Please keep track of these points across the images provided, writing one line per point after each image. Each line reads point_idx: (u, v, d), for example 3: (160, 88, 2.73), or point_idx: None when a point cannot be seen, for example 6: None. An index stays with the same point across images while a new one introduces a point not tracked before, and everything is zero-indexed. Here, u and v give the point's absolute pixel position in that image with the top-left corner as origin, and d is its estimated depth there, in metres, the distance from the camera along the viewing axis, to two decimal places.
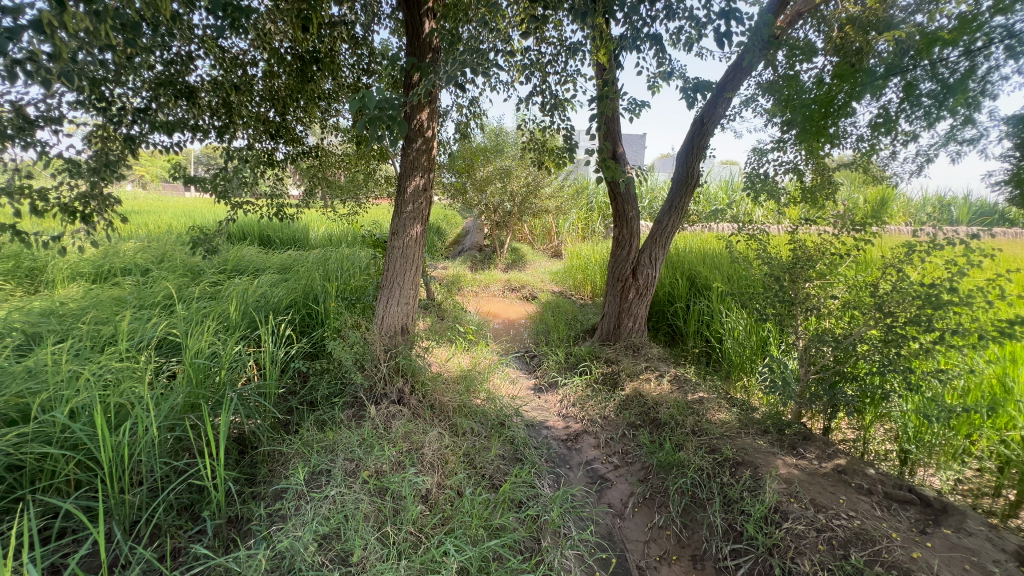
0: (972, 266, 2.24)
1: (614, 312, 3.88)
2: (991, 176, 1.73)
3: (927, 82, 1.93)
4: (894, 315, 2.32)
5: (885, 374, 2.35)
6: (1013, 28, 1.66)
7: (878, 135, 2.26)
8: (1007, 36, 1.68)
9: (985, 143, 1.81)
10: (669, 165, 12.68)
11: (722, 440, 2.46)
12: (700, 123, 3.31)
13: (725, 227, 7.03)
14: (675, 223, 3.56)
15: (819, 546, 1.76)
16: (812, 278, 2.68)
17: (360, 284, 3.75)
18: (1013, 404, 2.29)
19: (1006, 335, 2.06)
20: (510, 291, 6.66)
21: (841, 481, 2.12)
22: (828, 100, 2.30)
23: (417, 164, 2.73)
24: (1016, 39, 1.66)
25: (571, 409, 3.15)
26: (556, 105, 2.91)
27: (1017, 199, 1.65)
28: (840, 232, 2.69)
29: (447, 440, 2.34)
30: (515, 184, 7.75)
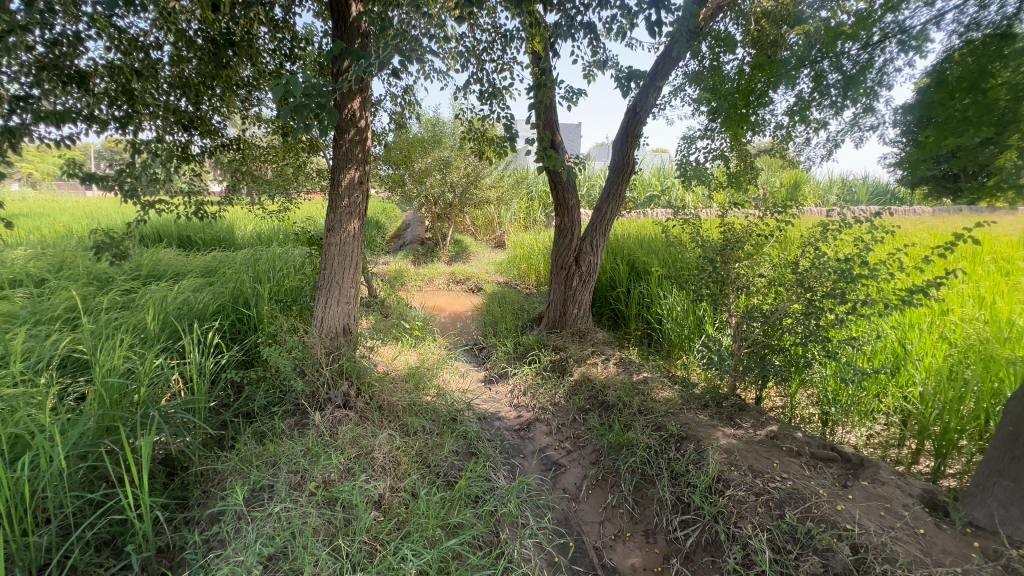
0: (875, 242, 2.49)
1: (559, 300, 3.93)
2: (886, 160, 1.91)
3: (833, 73, 2.10)
4: (814, 290, 2.52)
5: (806, 344, 2.56)
6: (904, 23, 1.81)
7: (794, 122, 2.41)
8: (898, 32, 1.83)
9: (883, 129, 2.00)
10: (605, 154, 12.97)
11: (666, 417, 2.57)
12: (633, 112, 3.40)
13: (660, 211, 7.34)
14: (614, 210, 3.65)
15: (758, 509, 1.88)
16: (741, 258, 2.84)
17: (295, 285, 3.55)
18: (912, 363, 2.56)
19: (906, 302, 2.31)
20: (455, 283, 6.58)
21: (774, 446, 2.29)
22: (748, 90, 2.45)
23: (350, 156, 2.59)
24: (906, 35, 1.82)
25: (522, 399, 3.17)
26: (495, 94, 2.86)
27: (908, 180, 1.83)
28: (764, 215, 2.88)
29: (398, 442, 2.27)
30: (455, 176, 7.64)
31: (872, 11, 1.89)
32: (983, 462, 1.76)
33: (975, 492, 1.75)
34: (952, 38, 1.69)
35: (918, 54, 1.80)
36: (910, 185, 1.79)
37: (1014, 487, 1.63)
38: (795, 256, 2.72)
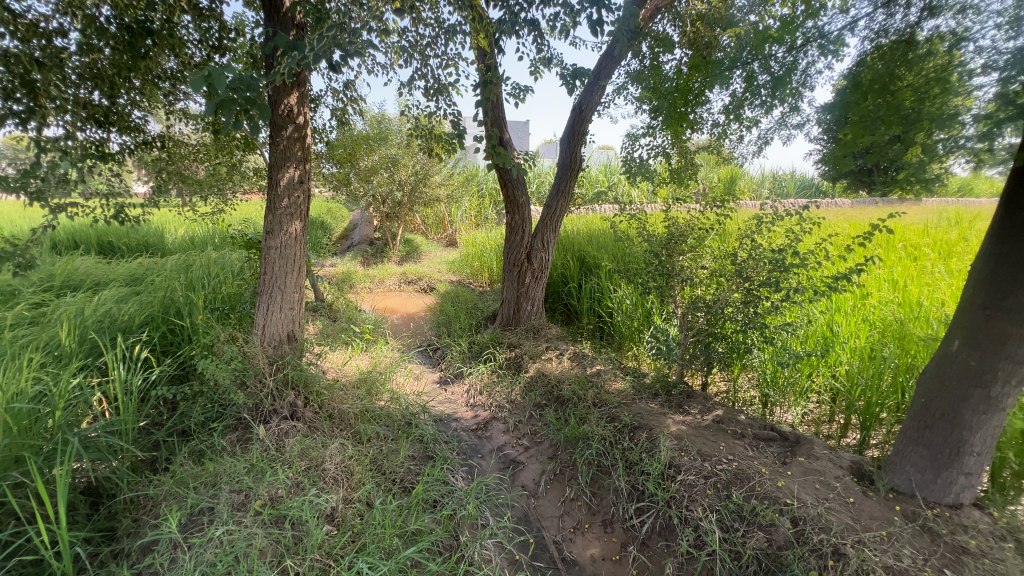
0: (804, 233, 2.66)
1: (512, 297, 3.94)
2: (811, 156, 2.04)
3: (763, 74, 2.22)
4: (752, 280, 2.66)
5: (746, 330, 2.71)
6: (823, 29, 1.95)
7: (729, 120, 2.53)
8: (818, 36, 1.97)
9: (808, 127, 2.13)
10: (553, 151, 13.15)
11: (619, 408, 2.63)
12: (579, 110, 3.45)
13: (607, 207, 7.54)
14: (563, 207, 3.70)
15: (707, 491, 1.97)
16: (685, 251, 2.96)
17: (233, 292, 3.34)
18: (839, 344, 2.76)
19: (832, 288, 2.49)
20: (407, 284, 6.45)
21: (720, 430, 2.40)
22: (686, 89, 2.55)
23: (289, 154, 2.46)
24: (825, 39, 1.95)
25: (478, 398, 3.15)
26: (440, 90, 2.81)
27: (831, 175, 1.97)
28: (704, 209, 3.02)
29: (350, 451, 2.19)
30: (403, 174, 7.48)
31: (796, 16, 2.01)
32: (901, 432, 1.92)
33: (896, 460, 1.91)
34: (864, 43, 1.84)
35: (837, 57, 1.94)
36: (832, 179, 1.93)
37: (929, 454, 1.79)
38: (733, 248, 2.87)
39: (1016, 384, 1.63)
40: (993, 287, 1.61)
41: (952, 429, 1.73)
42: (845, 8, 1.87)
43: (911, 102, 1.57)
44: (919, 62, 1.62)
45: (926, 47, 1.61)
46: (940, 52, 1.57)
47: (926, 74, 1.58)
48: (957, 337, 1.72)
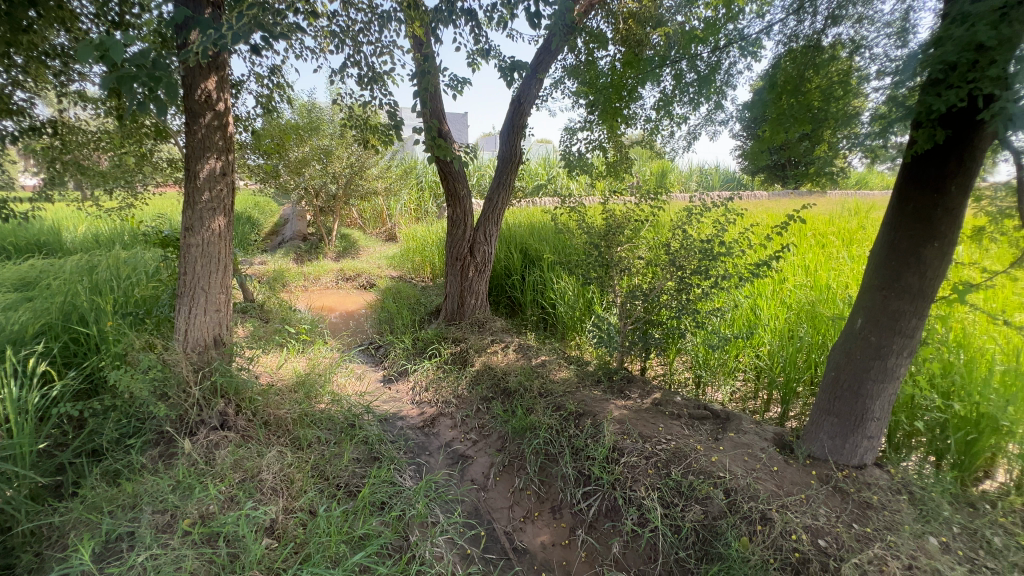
0: (729, 224, 2.85)
1: (456, 291, 3.90)
2: (734, 151, 2.18)
3: (690, 73, 2.34)
4: (684, 268, 2.81)
5: (680, 317, 2.86)
6: (742, 31, 2.09)
7: (660, 116, 2.64)
8: (738, 38, 2.11)
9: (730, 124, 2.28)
10: (492, 144, 13.10)
11: (565, 397, 2.69)
12: (517, 102, 3.45)
13: (547, 199, 7.65)
14: (505, 200, 3.71)
15: (649, 471, 2.06)
16: (622, 242, 3.07)
17: (148, 295, 3.05)
18: (762, 326, 2.99)
19: (755, 275, 2.69)
20: (344, 281, 6.20)
21: (658, 412, 2.52)
22: (620, 85, 2.62)
23: (208, 143, 2.27)
24: (745, 41, 2.10)
25: (424, 395, 3.11)
26: (375, 79, 2.70)
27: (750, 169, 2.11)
28: (639, 202, 3.15)
29: (289, 458, 2.09)
30: (337, 165, 7.16)
31: (718, 18, 2.14)
32: (815, 404, 2.12)
33: (811, 430, 2.11)
34: (778, 46, 1.98)
35: (755, 57, 2.08)
36: (751, 173, 2.07)
37: (838, 422, 1.99)
38: (667, 238, 3.01)
39: (907, 354, 1.85)
40: (888, 270, 1.81)
41: (857, 398, 1.94)
42: (761, 13, 2.01)
43: (819, 102, 1.71)
44: (825, 64, 1.77)
45: (830, 52, 1.77)
46: (842, 58, 1.73)
47: (831, 77, 1.72)
48: (860, 316, 1.92)
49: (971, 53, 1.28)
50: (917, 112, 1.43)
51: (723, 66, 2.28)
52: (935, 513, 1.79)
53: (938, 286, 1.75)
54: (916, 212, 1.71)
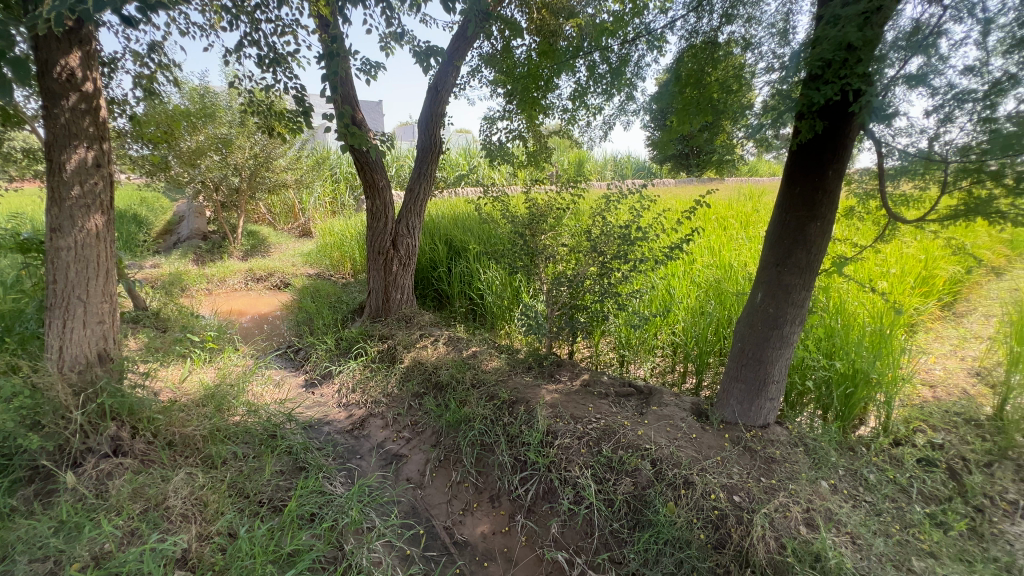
0: (644, 211, 3.01)
1: (380, 287, 3.74)
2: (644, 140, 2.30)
3: (602, 66, 2.43)
4: (605, 254, 2.93)
5: (603, 300, 2.98)
6: (648, 26, 2.28)
7: (576, 107, 2.71)
8: (645, 32, 2.29)
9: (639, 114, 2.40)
10: (410, 133, 12.75)
11: (497, 386, 2.70)
12: (434, 90, 3.36)
13: (470, 190, 7.61)
14: (426, 190, 3.62)
15: (582, 450, 2.14)
16: (546, 230, 3.12)
17: (8, 310, 2.60)
18: (677, 305, 3.20)
19: (668, 257, 2.87)
20: (255, 282, 5.72)
21: (588, 393, 2.62)
22: (535, 74, 2.62)
23: (75, 130, 1.96)
24: (651, 35, 2.28)
25: (351, 397, 2.98)
26: (278, 60, 2.49)
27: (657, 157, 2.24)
28: (560, 191, 3.22)
29: (201, 479, 1.89)
30: (239, 156, 6.56)
31: (626, 12, 2.24)
32: (725, 373, 2.31)
33: (723, 397, 2.30)
34: (681, 41, 2.09)
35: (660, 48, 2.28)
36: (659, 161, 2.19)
37: (746, 387, 2.19)
38: (588, 225, 3.11)
39: (799, 323, 2.08)
40: (781, 249, 2.00)
41: (760, 364, 2.14)
42: (664, 9, 2.12)
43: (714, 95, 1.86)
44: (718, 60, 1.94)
45: (726, 48, 1.91)
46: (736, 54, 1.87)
47: (727, 71, 1.86)
48: (759, 291, 2.11)
49: (843, 52, 1.44)
50: (801, 104, 1.58)
51: (633, 60, 2.40)
52: (825, 460, 2.05)
53: (821, 260, 1.98)
54: (802, 195, 1.92)
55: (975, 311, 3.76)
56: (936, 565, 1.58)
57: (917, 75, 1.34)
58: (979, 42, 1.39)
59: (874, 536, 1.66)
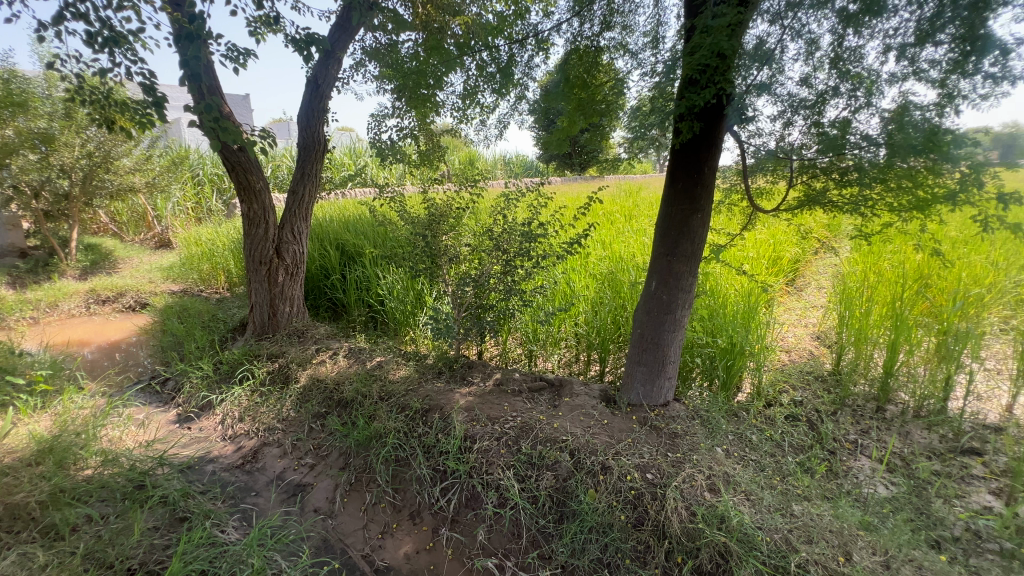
0: (542, 208, 3.08)
1: (264, 300, 3.36)
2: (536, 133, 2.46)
3: (491, 65, 2.43)
4: (507, 251, 2.95)
5: (508, 298, 3.00)
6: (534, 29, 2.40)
7: (466, 106, 2.66)
8: (530, 34, 2.40)
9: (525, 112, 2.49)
10: (285, 131, 11.72)
11: (408, 395, 2.57)
12: (314, 83, 3.09)
13: (359, 192, 7.21)
14: (312, 192, 3.32)
15: (501, 451, 2.12)
16: (446, 230, 3.05)
17: None
18: (578, 298, 3.34)
19: (568, 252, 2.97)
20: (99, 305, 4.81)
21: (502, 392, 2.60)
22: (422, 70, 2.49)
23: None
24: (536, 37, 2.40)
25: (239, 427, 2.64)
26: (116, 40, 2.08)
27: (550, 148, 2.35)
28: (458, 190, 3.16)
29: (41, 558, 1.52)
30: (65, 155, 5.46)
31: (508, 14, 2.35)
32: (627, 358, 2.46)
33: (627, 381, 2.44)
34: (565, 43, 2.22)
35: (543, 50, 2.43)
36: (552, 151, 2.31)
37: (647, 370, 2.35)
38: (488, 224, 3.11)
39: (687, 306, 2.27)
40: (669, 240, 2.17)
41: (658, 348, 2.31)
42: (547, 14, 2.31)
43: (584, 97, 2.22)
44: (597, 65, 2.25)
45: None
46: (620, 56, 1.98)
47: None
48: (653, 280, 2.27)
49: (716, 60, 1.58)
50: (682, 107, 1.72)
51: (521, 60, 2.46)
52: (718, 428, 2.28)
53: (703, 249, 2.19)
54: (684, 190, 2.09)
55: (810, 285, 4.48)
56: (810, 507, 1.83)
57: (763, 83, 1.58)
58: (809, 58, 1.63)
59: (762, 490, 1.88)
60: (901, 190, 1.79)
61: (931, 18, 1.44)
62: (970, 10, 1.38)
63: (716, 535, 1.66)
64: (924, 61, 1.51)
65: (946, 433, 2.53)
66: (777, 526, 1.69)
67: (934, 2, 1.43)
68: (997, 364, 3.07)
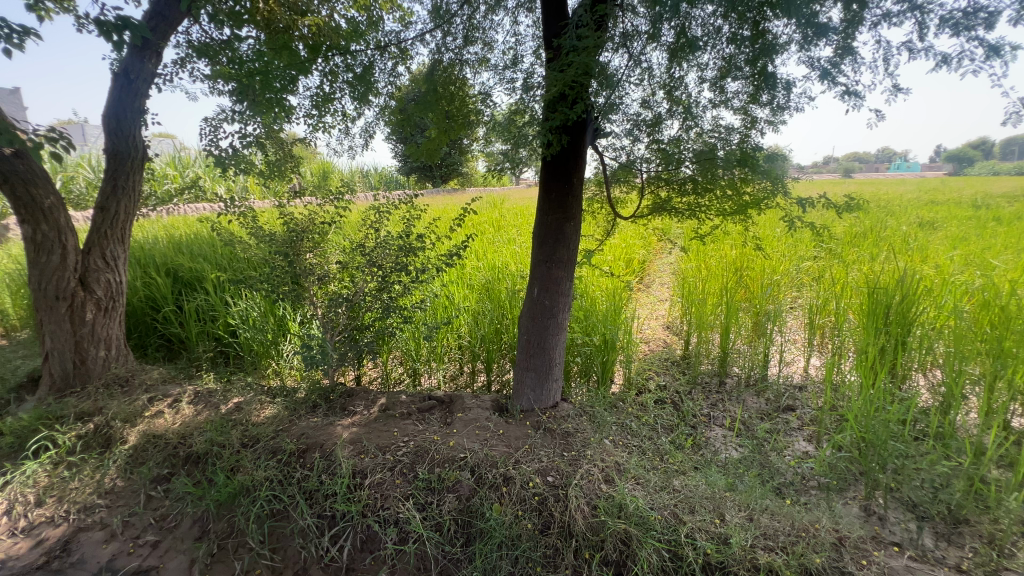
0: (416, 221, 2.97)
1: (66, 345, 2.66)
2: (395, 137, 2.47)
3: (346, 72, 2.28)
4: (383, 267, 2.78)
5: (387, 316, 2.82)
6: (389, 37, 2.35)
7: (318, 114, 2.36)
8: (389, 43, 2.35)
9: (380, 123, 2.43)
10: (78, 135, 9.57)
11: (278, 437, 2.25)
12: (126, 77, 2.54)
13: (189, 208, 6.21)
14: (130, 208, 2.74)
15: (397, 481, 1.97)
16: (309, 248, 2.74)
17: None
18: (459, 310, 3.30)
19: (446, 264, 2.91)
20: None
21: (389, 417, 2.42)
22: (266, 72, 2.03)
23: None
24: (392, 46, 2.35)
25: (37, 515, 2.03)
26: None
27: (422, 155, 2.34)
28: (322, 204, 2.89)
29: None
30: None
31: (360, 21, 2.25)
32: (516, 365, 2.49)
33: (518, 388, 2.47)
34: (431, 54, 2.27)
35: (402, 60, 2.38)
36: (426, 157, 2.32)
37: (536, 375, 2.41)
38: (359, 240, 2.90)
39: (567, 310, 2.39)
40: (547, 247, 2.26)
41: (544, 352, 2.38)
42: (406, 22, 2.28)
43: (452, 111, 2.26)
44: (462, 80, 2.30)
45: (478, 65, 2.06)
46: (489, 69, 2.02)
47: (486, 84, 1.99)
48: (535, 286, 2.34)
49: (583, 75, 1.69)
50: (556, 120, 1.81)
51: (379, 67, 2.36)
52: (603, 421, 2.43)
53: (577, 254, 2.33)
54: (557, 199, 2.20)
55: (656, 282, 5.11)
56: (687, 479, 2.04)
57: (606, 105, 1.74)
58: (648, 83, 1.85)
59: (648, 472, 2.05)
60: (729, 197, 2.14)
61: (730, 58, 1.72)
62: (757, 56, 1.68)
63: (617, 524, 1.75)
64: (729, 92, 1.80)
65: (770, 396, 3.05)
66: (665, 503, 1.85)
67: (733, 45, 1.72)
68: (794, 335, 3.84)
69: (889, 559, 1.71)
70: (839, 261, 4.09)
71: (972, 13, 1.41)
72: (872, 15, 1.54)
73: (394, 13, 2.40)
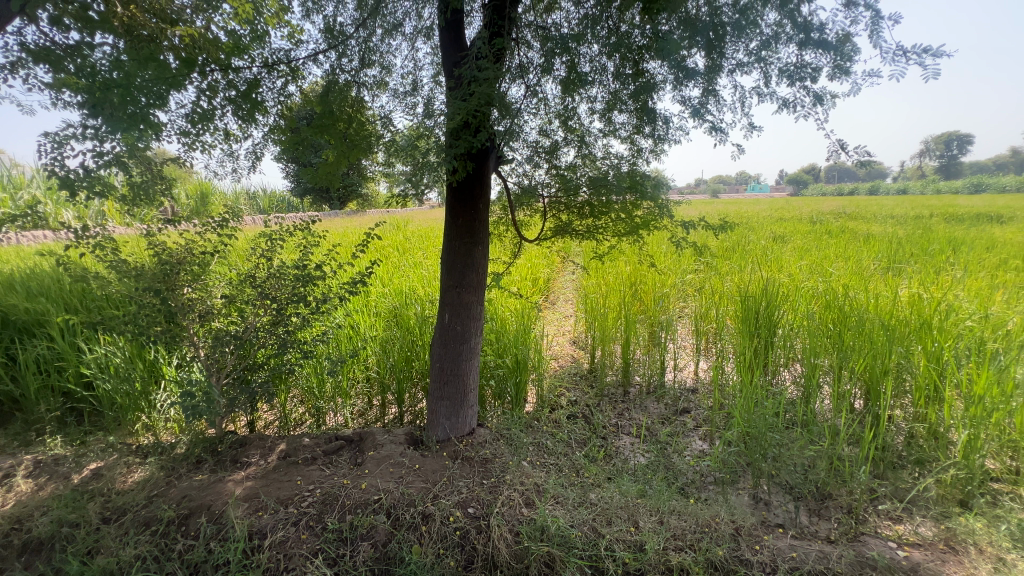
0: (313, 247, 2.77)
1: None
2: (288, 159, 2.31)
3: (228, 89, 2.10)
4: (277, 299, 2.54)
5: (284, 352, 2.58)
6: (277, 53, 2.20)
7: (195, 133, 2.12)
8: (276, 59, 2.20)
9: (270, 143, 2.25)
10: None
11: (152, 505, 1.93)
12: None
13: (26, 237, 5.23)
14: None
15: (303, 536, 1.78)
16: (187, 281, 2.42)
17: None
18: (366, 340, 3.14)
19: (349, 292, 2.75)
20: None
21: (290, 465, 2.21)
22: (128, 84, 1.78)
23: None
24: (280, 61, 2.20)
25: None
26: None
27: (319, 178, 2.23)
28: (202, 232, 2.58)
29: None
30: None
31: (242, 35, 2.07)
32: (429, 394, 2.41)
33: (432, 418, 2.40)
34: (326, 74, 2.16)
35: (293, 79, 2.25)
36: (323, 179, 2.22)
37: (451, 403, 2.36)
38: (248, 269, 2.64)
39: (478, 334, 2.39)
40: (456, 272, 2.24)
41: (458, 378, 2.35)
42: (297, 40, 2.16)
43: (351, 132, 2.17)
44: (360, 102, 2.23)
45: None
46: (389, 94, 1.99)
47: None
48: (446, 312, 2.30)
49: (485, 106, 1.72)
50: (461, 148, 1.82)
51: (266, 85, 2.19)
52: (519, 444, 2.44)
53: (485, 278, 2.34)
54: (464, 224, 2.20)
55: (560, 299, 5.32)
56: (602, 491, 2.12)
57: (504, 133, 1.82)
58: (544, 113, 1.94)
59: (565, 489, 2.09)
60: (622, 220, 2.31)
61: (615, 93, 1.87)
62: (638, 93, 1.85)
63: (540, 547, 1.75)
64: (616, 123, 1.96)
65: (668, 400, 3.30)
66: (584, 518, 1.89)
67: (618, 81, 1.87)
68: (684, 342, 4.22)
69: (776, 541, 1.90)
70: (716, 274, 4.60)
71: (801, 67, 1.69)
72: (729, 64, 1.78)
73: (283, 27, 2.26)
